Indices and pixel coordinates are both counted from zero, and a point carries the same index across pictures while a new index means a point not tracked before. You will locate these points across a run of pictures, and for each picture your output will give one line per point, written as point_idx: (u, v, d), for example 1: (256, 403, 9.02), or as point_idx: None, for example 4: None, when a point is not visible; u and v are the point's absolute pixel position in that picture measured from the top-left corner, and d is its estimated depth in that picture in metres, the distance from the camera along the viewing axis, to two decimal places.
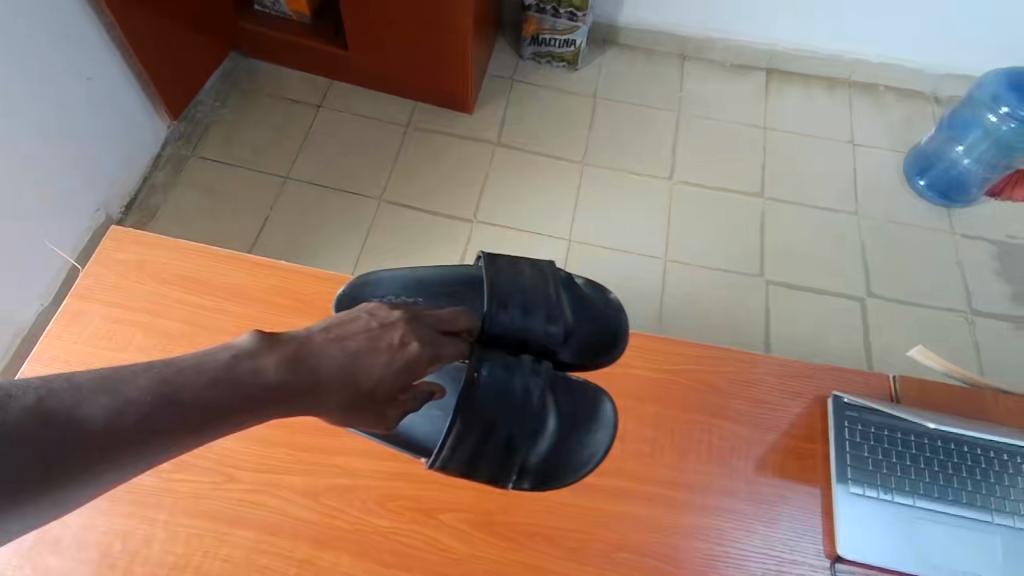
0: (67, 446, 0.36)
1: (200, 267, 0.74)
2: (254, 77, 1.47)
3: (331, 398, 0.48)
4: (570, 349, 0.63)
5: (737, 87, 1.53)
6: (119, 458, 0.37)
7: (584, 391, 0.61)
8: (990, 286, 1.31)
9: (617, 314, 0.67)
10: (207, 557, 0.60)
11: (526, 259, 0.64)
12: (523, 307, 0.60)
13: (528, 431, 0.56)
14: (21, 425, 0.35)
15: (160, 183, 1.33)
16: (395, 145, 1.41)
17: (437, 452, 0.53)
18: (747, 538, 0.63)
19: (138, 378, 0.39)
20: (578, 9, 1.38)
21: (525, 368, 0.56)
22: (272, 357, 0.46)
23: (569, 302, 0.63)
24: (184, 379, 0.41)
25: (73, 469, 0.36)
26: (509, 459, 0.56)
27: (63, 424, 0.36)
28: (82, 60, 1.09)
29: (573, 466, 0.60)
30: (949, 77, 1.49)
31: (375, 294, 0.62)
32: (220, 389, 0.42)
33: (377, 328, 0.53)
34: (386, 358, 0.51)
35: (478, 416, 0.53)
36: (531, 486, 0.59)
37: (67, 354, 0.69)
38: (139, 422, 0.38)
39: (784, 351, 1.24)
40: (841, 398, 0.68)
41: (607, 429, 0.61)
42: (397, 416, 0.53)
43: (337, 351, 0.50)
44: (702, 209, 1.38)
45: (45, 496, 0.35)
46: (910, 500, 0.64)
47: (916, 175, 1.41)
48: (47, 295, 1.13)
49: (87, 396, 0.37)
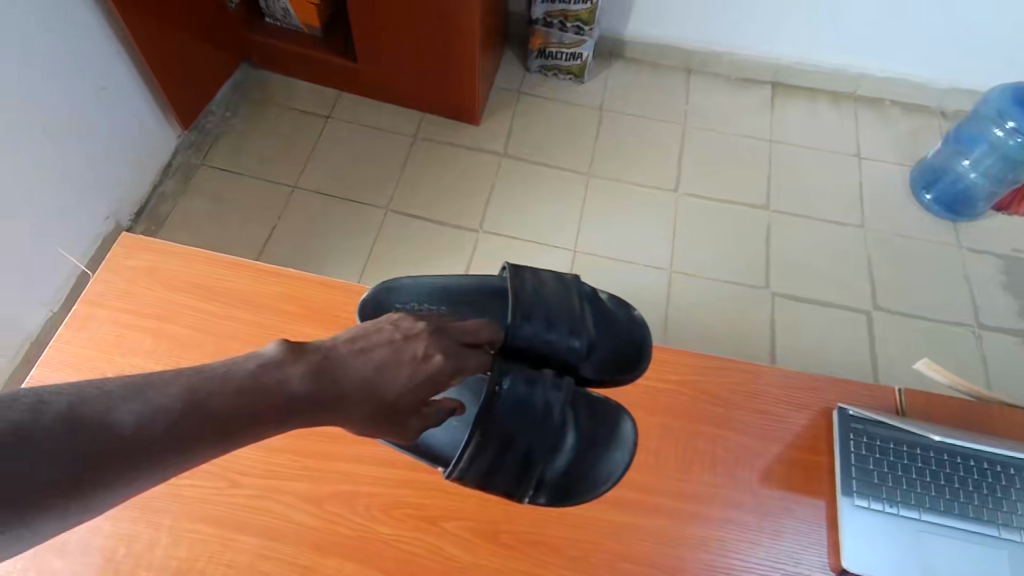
0: (97, 453, 0.36)
1: (210, 274, 0.75)
2: (264, 87, 1.49)
3: (354, 409, 0.49)
4: (592, 365, 0.63)
5: (743, 101, 1.54)
6: (143, 465, 0.38)
7: (602, 408, 0.61)
8: (996, 300, 1.31)
9: (638, 331, 0.67)
10: (210, 562, 0.60)
11: (550, 272, 0.64)
12: (546, 319, 0.60)
13: (544, 445, 0.56)
14: (52, 430, 0.35)
15: (170, 191, 1.34)
16: (403, 155, 1.42)
17: (454, 463, 0.53)
18: (752, 551, 0.63)
19: (167, 386, 0.40)
20: (585, 23, 1.39)
21: (547, 382, 0.56)
22: (298, 367, 0.46)
23: (592, 316, 0.63)
24: (213, 386, 0.41)
25: (101, 475, 0.36)
26: (526, 473, 0.56)
27: (93, 430, 0.36)
28: (95, 69, 1.11)
29: (591, 482, 0.59)
30: (954, 91, 1.49)
31: (399, 300, 0.62)
32: (247, 397, 0.42)
33: (400, 340, 0.53)
34: (409, 371, 0.51)
35: (498, 429, 0.53)
36: (548, 501, 0.59)
37: (76, 358, 0.69)
38: (167, 430, 0.39)
39: (789, 362, 1.24)
40: (846, 410, 0.68)
41: (626, 448, 0.61)
42: (417, 428, 0.52)
43: (361, 363, 0.50)
44: (708, 220, 1.38)
45: (72, 502, 0.36)
46: (915, 513, 0.63)
47: (922, 189, 1.41)
48: (55, 301, 1.14)
49: (118, 402, 0.38)
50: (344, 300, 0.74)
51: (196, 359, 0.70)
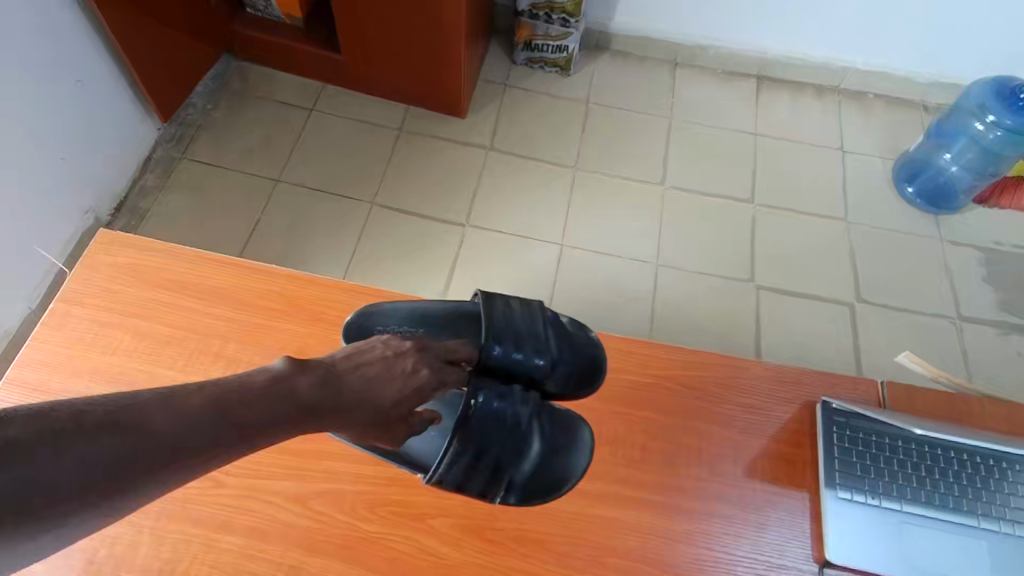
0: (120, 460, 0.36)
1: (190, 270, 0.74)
2: (246, 79, 1.47)
3: (355, 418, 0.50)
4: (556, 380, 0.63)
5: (729, 94, 1.55)
6: (175, 467, 0.38)
7: (563, 416, 0.61)
8: (976, 292, 1.33)
9: (596, 348, 0.67)
10: (194, 563, 0.59)
11: (516, 296, 0.64)
12: (514, 341, 0.61)
13: (514, 450, 0.56)
14: (91, 434, 0.36)
15: (151, 185, 1.32)
16: (387, 148, 1.41)
17: (434, 468, 0.53)
18: (736, 544, 0.63)
19: (192, 395, 0.41)
20: (571, 15, 1.38)
21: (516, 396, 0.57)
22: (304, 380, 0.47)
23: (556, 337, 0.64)
24: (229, 396, 0.42)
25: (120, 484, 0.36)
26: (498, 477, 0.56)
27: (130, 435, 0.37)
28: (72, 63, 1.09)
29: (557, 482, 0.60)
30: (937, 85, 1.50)
31: (380, 324, 0.62)
32: (262, 406, 0.44)
33: (391, 356, 0.55)
34: (399, 385, 0.53)
35: (471, 439, 0.53)
36: (517, 501, 0.59)
37: (52, 357, 0.68)
38: (190, 436, 0.39)
39: (775, 355, 1.25)
40: (830, 404, 0.68)
41: (585, 451, 0.61)
42: (404, 435, 0.54)
43: (359, 377, 0.52)
44: (694, 214, 1.38)
45: (91, 511, 0.35)
46: (897, 504, 0.64)
47: (904, 182, 1.43)
48: (34, 298, 1.12)
49: (151, 407, 0.39)
50: (328, 297, 0.73)
51: (176, 356, 0.69)
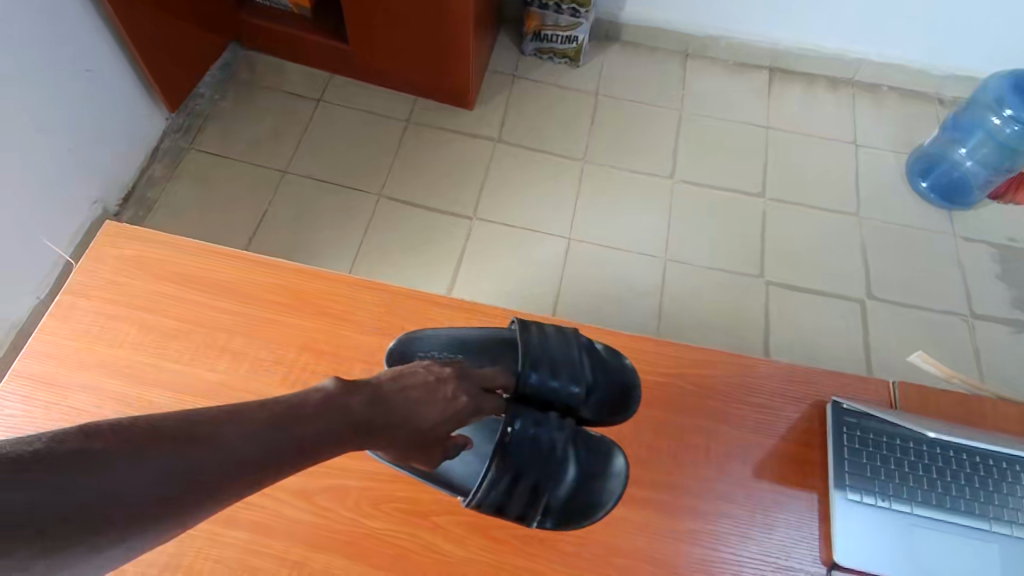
0: (190, 474, 0.38)
1: (196, 263, 0.73)
2: (253, 68, 1.46)
3: (396, 437, 0.51)
4: (591, 407, 0.63)
5: (740, 86, 1.52)
6: (234, 482, 0.40)
7: (599, 442, 0.61)
8: (990, 289, 1.31)
9: (631, 374, 0.66)
10: (200, 558, 0.59)
11: (552, 324, 0.65)
12: (550, 368, 0.61)
13: (550, 474, 0.56)
14: (162, 447, 0.37)
15: (158, 175, 1.32)
16: (394, 139, 1.40)
17: (473, 491, 0.54)
18: (743, 544, 0.63)
19: (254, 413, 0.42)
20: (580, 5, 1.37)
21: (552, 422, 0.58)
22: (354, 401, 0.49)
23: (591, 363, 0.63)
24: (288, 416, 0.44)
25: (188, 498, 0.37)
26: (535, 499, 0.56)
27: (199, 448, 0.38)
28: (82, 54, 1.09)
29: (593, 507, 0.59)
30: (954, 78, 1.47)
31: (420, 350, 0.61)
32: (313, 426, 0.45)
33: (433, 381, 0.54)
34: (440, 408, 0.53)
35: (510, 463, 0.54)
36: (553, 526, 0.59)
37: (59, 348, 0.68)
38: (256, 452, 0.41)
39: (782, 353, 1.24)
40: (840, 404, 0.67)
41: (619, 479, 0.60)
42: (439, 458, 0.55)
43: (402, 399, 0.52)
44: (704, 208, 1.37)
45: (159, 524, 0.37)
46: (907, 507, 0.62)
47: (918, 177, 1.41)
48: (42, 287, 1.12)
49: (221, 423, 0.40)
50: (334, 292, 0.73)
51: (181, 350, 0.69)
